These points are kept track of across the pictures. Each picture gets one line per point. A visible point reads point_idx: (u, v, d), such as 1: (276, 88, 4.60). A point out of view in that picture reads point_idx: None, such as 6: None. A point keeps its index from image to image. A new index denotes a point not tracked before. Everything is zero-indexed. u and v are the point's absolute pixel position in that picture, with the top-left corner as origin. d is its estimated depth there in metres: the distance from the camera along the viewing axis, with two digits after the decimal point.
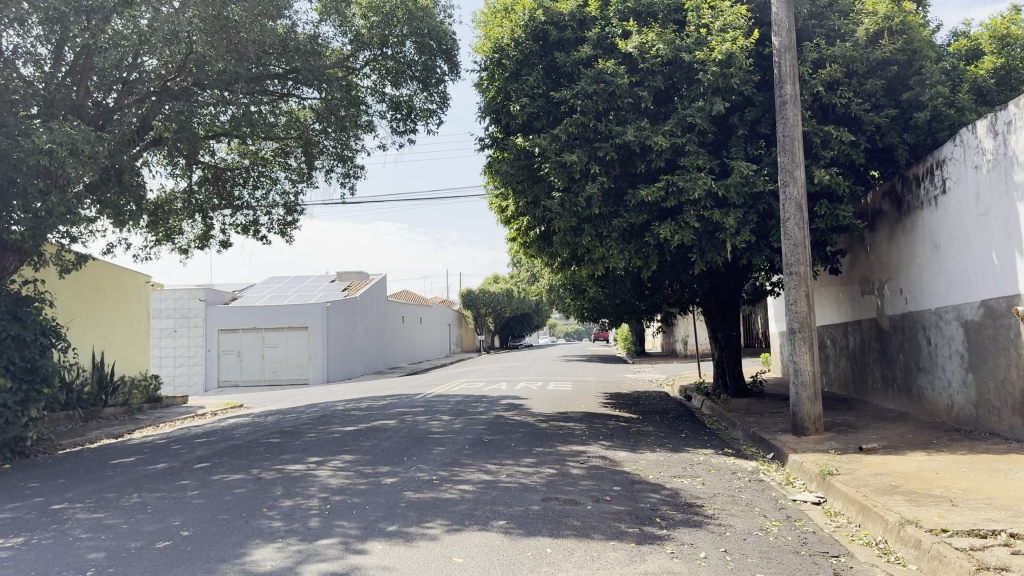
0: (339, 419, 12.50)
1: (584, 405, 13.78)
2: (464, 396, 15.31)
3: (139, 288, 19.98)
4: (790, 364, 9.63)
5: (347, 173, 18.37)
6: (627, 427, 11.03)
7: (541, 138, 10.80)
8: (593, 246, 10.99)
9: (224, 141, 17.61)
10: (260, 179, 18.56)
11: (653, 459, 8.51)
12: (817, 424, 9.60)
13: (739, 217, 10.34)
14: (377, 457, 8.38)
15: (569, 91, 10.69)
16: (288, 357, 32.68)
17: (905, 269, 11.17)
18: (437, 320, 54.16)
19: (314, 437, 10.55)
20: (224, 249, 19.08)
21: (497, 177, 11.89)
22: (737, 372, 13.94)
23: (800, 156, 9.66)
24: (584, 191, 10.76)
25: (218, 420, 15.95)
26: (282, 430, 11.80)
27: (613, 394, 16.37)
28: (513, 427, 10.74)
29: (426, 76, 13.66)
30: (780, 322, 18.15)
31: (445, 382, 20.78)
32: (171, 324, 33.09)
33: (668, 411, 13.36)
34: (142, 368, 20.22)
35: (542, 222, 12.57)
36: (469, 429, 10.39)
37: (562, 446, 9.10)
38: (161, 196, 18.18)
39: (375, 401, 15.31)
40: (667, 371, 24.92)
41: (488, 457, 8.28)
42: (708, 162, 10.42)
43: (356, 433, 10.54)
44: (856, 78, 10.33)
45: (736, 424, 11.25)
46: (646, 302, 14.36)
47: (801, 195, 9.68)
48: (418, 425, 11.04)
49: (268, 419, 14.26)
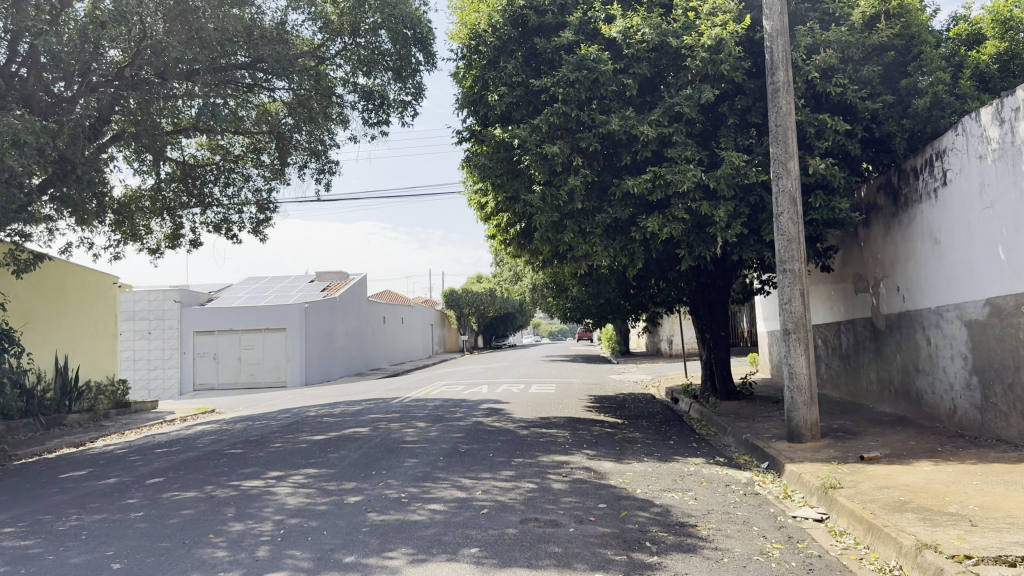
0: (310, 426, 11.84)
1: (568, 410, 13.19)
2: (443, 400, 14.67)
3: (106, 290, 19.19)
4: (784, 366, 9.10)
5: (321, 169, 17.69)
6: (613, 433, 10.46)
7: (520, 129, 10.24)
8: (576, 243, 10.43)
9: (192, 136, 16.93)
10: (231, 176, 17.85)
11: (640, 470, 7.93)
12: (813, 430, 9.05)
13: (730, 211, 9.81)
14: (343, 471, 7.73)
15: (549, 79, 10.11)
16: (265, 360, 31.93)
17: (902, 265, 10.68)
18: (420, 321, 53.49)
19: (280, 447, 9.87)
20: (194, 249, 18.35)
21: (474, 171, 11.31)
22: (726, 373, 13.39)
23: (794, 147, 9.15)
24: (566, 185, 10.20)
25: (186, 427, 15.21)
26: (247, 439, 11.10)
27: (598, 397, 15.80)
28: (492, 435, 10.14)
29: (401, 67, 13.04)
30: (769, 321, 17.69)
31: (426, 385, 20.16)
32: (145, 326, 32.15)
33: (656, 415, 12.79)
34: (109, 373, 19.37)
35: (522, 219, 12.00)
36: (446, 438, 9.78)
37: (543, 456, 8.50)
38: (127, 193, 17.45)
39: (350, 406, 14.65)
40: (653, 372, 24.41)
41: (463, 469, 7.66)
42: (696, 153, 9.88)
43: (325, 442, 9.89)
44: (852, 65, 9.83)
45: (727, 430, 10.70)
46: (631, 301, 13.83)
47: (795, 188, 9.16)
48: (392, 434, 10.41)
49: (236, 426, 13.55)
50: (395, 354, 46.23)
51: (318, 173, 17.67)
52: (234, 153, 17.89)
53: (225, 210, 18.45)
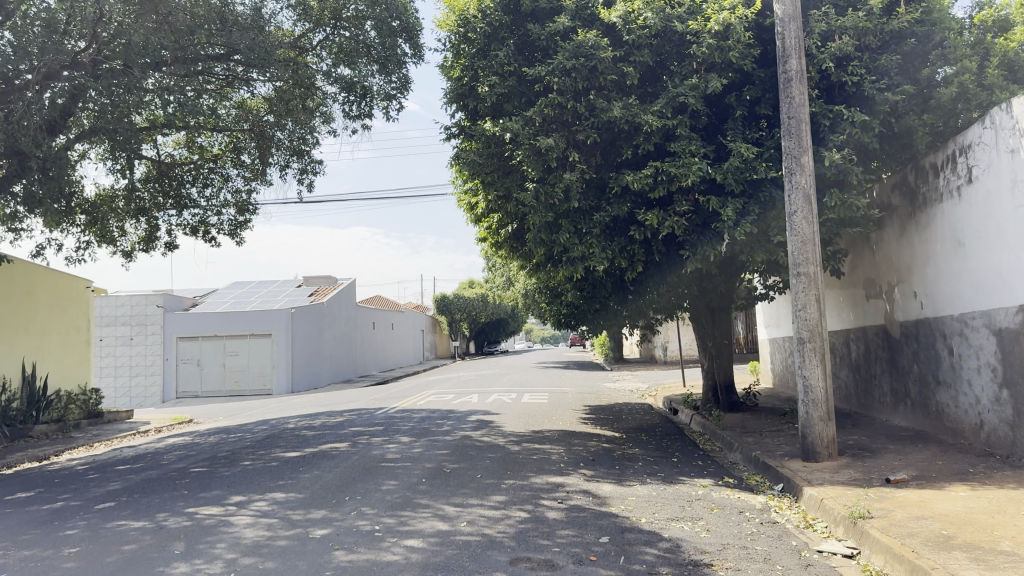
0: (286, 441, 11.02)
1: (562, 422, 12.40)
2: (429, 411, 13.86)
3: (78, 294, 18.33)
4: (798, 379, 8.36)
5: (303, 169, 16.96)
6: (611, 449, 9.69)
7: (512, 121, 9.57)
8: (572, 244, 9.75)
9: (169, 133, 16.18)
10: (209, 175, 17.03)
11: (644, 495, 7.16)
12: (830, 448, 8.30)
13: (738, 208, 9.17)
14: (312, 497, 6.94)
15: (544, 67, 9.37)
16: (250, 366, 31.10)
17: (919, 269, 9.98)
18: (410, 326, 52.60)
19: (249, 465, 9.07)
20: (171, 252, 17.51)
21: (463, 169, 10.58)
22: (728, 383, 12.65)
23: (808, 140, 8.48)
24: (562, 182, 9.56)
25: (159, 439, 14.35)
26: (215, 455, 10.29)
27: (593, 408, 15.03)
28: (481, 451, 9.35)
29: (385, 57, 12.27)
30: (771, 327, 16.99)
31: (414, 394, 19.33)
32: (127, 332, 31.18)
33: (655, 428, 12.03)
34: (82, 381, 18.44)
35: (514, 219, 11.28)
36: (430, 455, 8.99)
37: (536, 477, 7.73)
38: (100, 193, 16.61)
39: (331, 418, 13.82)
40: (649, 380, 23.64)
41: (446, 494, 6.88)
42: (702, 147, 9.25)
43: (298, 460, 9.09)
44: (870, 53, 9.18)
45: (733, 445, 9.99)
46: (628, 307, 13.12)
47: (809, 184, 8.47)
48: (372, 450, 9.60)
49: (209, 439, 12.71)
50: (385, 360, 45.35)
51: (302, 172, 16.94)
52: (214, 151, 17.10)
53: (204, 211, 17.66)
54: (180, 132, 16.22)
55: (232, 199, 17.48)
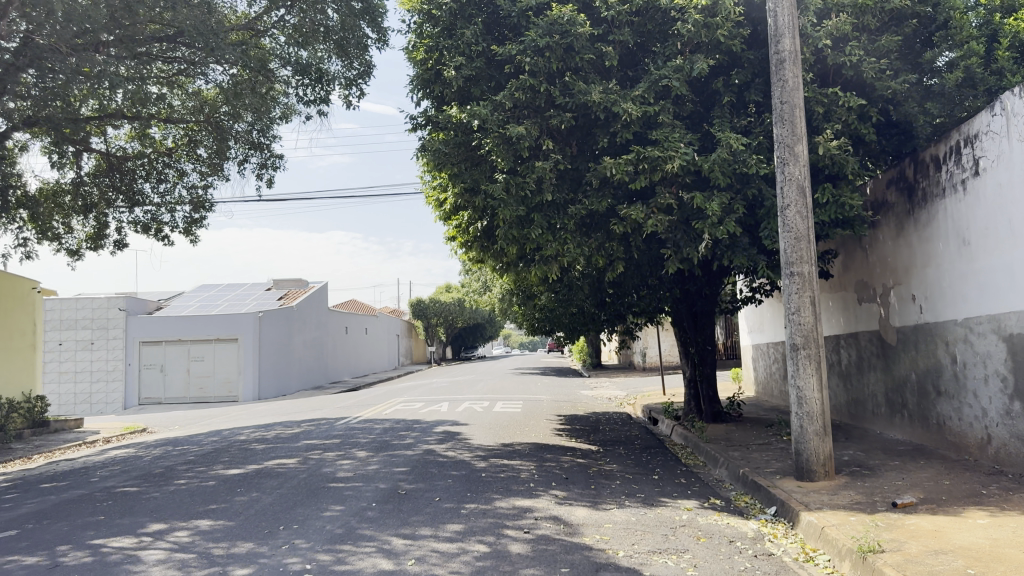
0: (232, 456, 10.06)
1: (534, 434, 11.54)
2: (393, 421, 12.94)
3: (25, 295, 16.89)
4: (791, 390, 7.60)
5: (264, 164, 16.06)
6: (587, 465, 8.85)
7: (480, 106, 8.80)
8: (545, 241, 8.97)
9: (120, 125, 15.17)
10: (163, 170, 16.05)
11: (622, 521, 6.33)
12: (826, 466, 7.53)
13: (725, 204, 8.38)
14: (242, 526, 6.03)
15: (515, 45, 8.65)
16: (216, 372, 29.95)
17: (918, 271, 9.28)
18: (384, 331, 51.58)
19: (183, 485, 8.12)
20: (121, 251, 16.47)
21: (426, 159, 9.73)
22: (712, 393, 11.86)
23: (803, 127, 7.75)
24: (534, 171, 8.79)
25: (102, 451, 13.27)
26: (149, 472, 9.32)
27: (569, 418, 14.18)
28: (443, 468, 8.48)
29: (346, 39, 11.38)
30: (754, 333, 16.32)
31: (384, 402, 18.37)
32: (87, 336, 29.81)
33: (635, 440, 11.21)
34: (27, 388, 16.88)
35: (483, 215, 10.45)
36: (386, 473, 8.10)
37: (500, 500, 6.87)
38: (45, 187, 15.57)
39: (286, 429, 12.86)
40: (627, 387, 22.85)
41: (396, 523, 6.00)
42: (686, 135, 8.51)
43: (237, 479, 8.15)
44: (867, 35, 8.71)
45: (719, 460, 9.19)
46: (606, 311, 12.31)
47: (803, 175, 7.72)
48: (324, 467, 8.69)
49: (151, 452, 11.69)
50: (358, 366, 44.22)
51: (261, 167, 16.08)
52: (168, 144, 16.10)
53: (158, 208, 16.70)
54: (132, 124, 15.24)
55: (187, 194, 16.49)
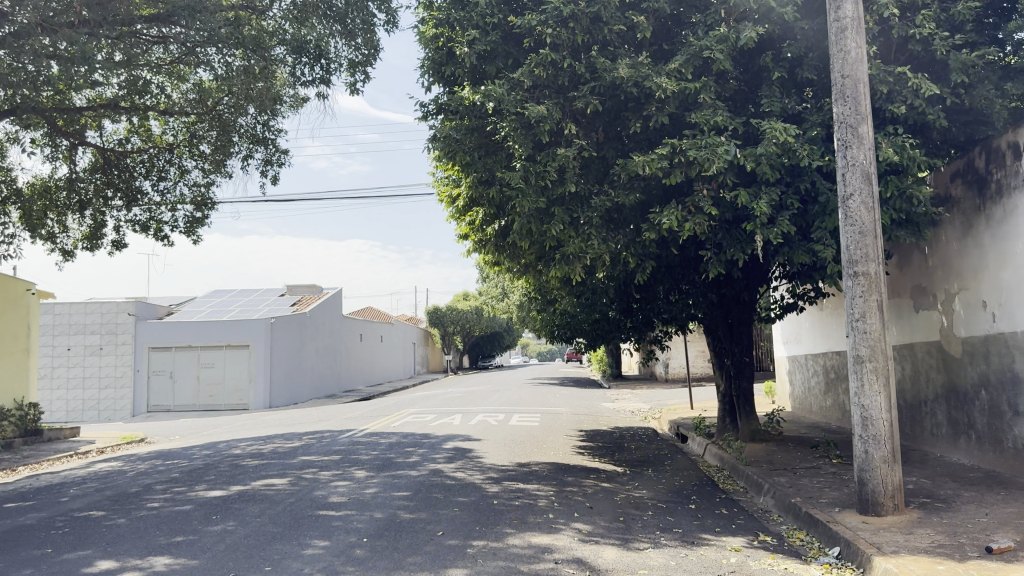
0: (219, 475, 9.11)
1: (555, 452, 10.51)
2: (399, 436, 11.95)
3: (18, 297, 16.01)
4: (853, 409, 6.56)
5: (269, 160, 15.21)
6: (614, 490, 7.82)
7: (496, 85, 7.87)
8: (567, 238, 8.02)
9: (119, 117, 14.43)
10: (163, 167, 15.24)
11: (659, 565, 5.28)
12: (896, 500, 6.42)
13: (775, 200, 7.33)
14: (205, 567, 5.05)
15: (535, 16, 7.74)
16: (226, 379, 29.11)
17: (989, 274, 8.16)
18: (400, 338, 50.71)
19: (153, 512, 7.17)
20: (119, 252, 15.67)
21: (436, 147, 8.80)
22: (750, 409, 10.78)
23: (867, 106, 6.72)
24: (555, 160, 7.83)
25: (89, 463, 12.38)
26: (122, 494, 8.39)
27: (591, 433, 13.14)
28: (451, 492, 7.47)
29: (349, 18, 10.51)
30: (790, 344, 15.23)
31: (394, 413, 17.38)
32: (97, 342, 28.91)
33: (665, 461, 10.17)
34: (19, 394, 15.91)
35: (498, 209, 9.50)
36: (385, 499, 7.11)
37: (513, 536, 5.83)
38: (40, 182, 14.82)
39: (284, 444, 11.91)
40: (651, 399, 21.73)
41: (388, 567, 4.99)
42: (730, 120, 7.43)
43: (215, 504, 7.18)
44: (940, 4, 7.93)
45: (763, 487, 8.12)
46: (633, 317, 11.29)
47: (869, 161, 6.68)
48: (317, 490, 7.71)
49: (136, 468, 10.76)
50: (373, 374, 43.35)
51: (266, 164, 15.27)
52: (169, 139, 15.32)
53: (158, 206, 15.90)
54: (131, 116, 14.47)
55: (189, 192, 15.70)
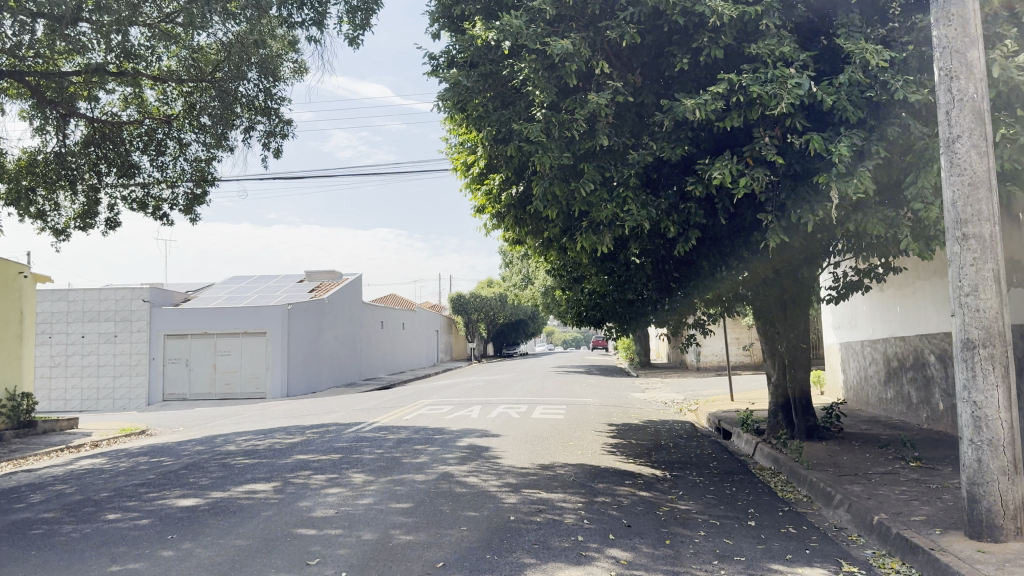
0: (200, 478, 7.96)
1: (585, 451, 9.25)
2: (410, 432, 10.76)
3: (9, 280, 15.04)
4: (960, 406, 5.22)
5: (273, 131, 14.06)
6: (656, 501, 6.54)
7: (511, 18, 6.70)
8: (598, 202, 6.78)
9: (111, 86, 13.36)
10: (162, 141, 14.12)
11: None
12: (1020, 522, 5.08)
13: (858, 146, 6.13)
14: None
15: None
16: (243, 367, 28.12)
17: None
18: (424, 326, 49.77)
19: (104, 525, 5.99)
20: (114, 231, 14.58)
21: (444, 99, 7.55)
22: (808, 403, 9.42)
23: (978, 26, 5.32)
24: (584, 107, 6.55)
25: (74, 460, 11.31)
26: (85, 499, 7.24)
27: (624, 428, 11.85)
28: (460, 504, 6.24)
29: None
30: (843, 329, 13.82)
31: (410, 404, 16.17)
32: (111, 329, 28.02)
33: (711, 462, 8.87)
34: (11, 384, 14.90)
35: (519, 173, 8.23)
36: (380, 515, 5.88)
37: (533, 569, 4.58)
38: (28, 156, 13.75)
39: (283, 440, 10.75)
40: (685, 390, 20.35)
41: None
42: (798, 51, 6.26)
43: (179, 518, 6.01)
44: None
45: (834, 497, 6.82)
46: (673, 296, 10.01)
47: (981, 94, 5.30)
48: (303, 500, 6.51)
49: (117, 466, 9.66)
50: (395, 361, 42.37)
51: (269, 136, 14.13)
52: (167, 111, 14.21)
53: (156, 183, 14.82)
54: (123, 85, 13.41)
55: (189, 167, 14.56)
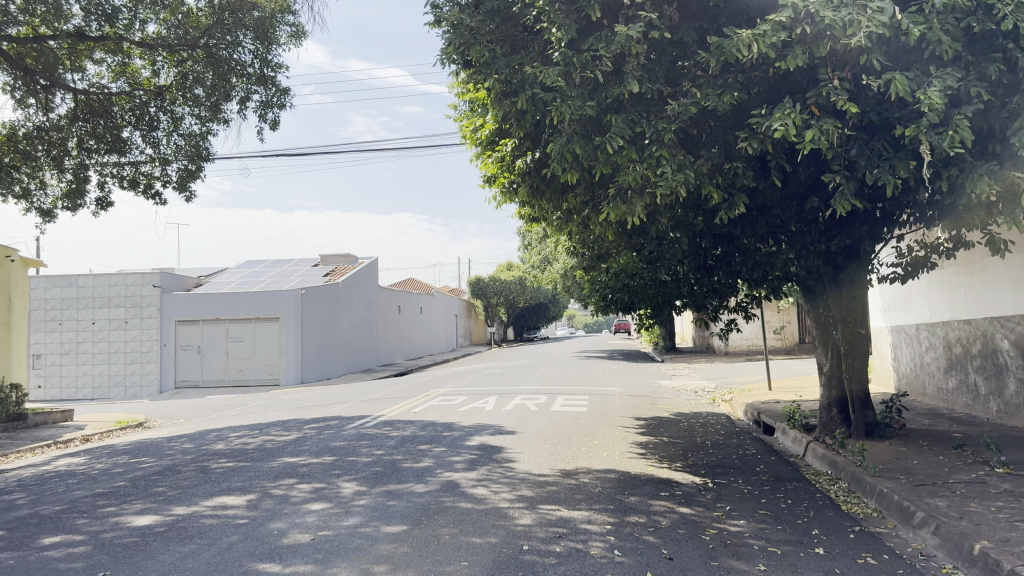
0: (173, 486, 6.93)
1: (613, 453, 8.12)
2: (417, 428, 9.69)
3: None
4: None
5: (271, 102, 12.96)
6: (700, 521, 5.41)
7: None
8: (626, 162, 5.62)
9: (98, 52, 12.40)
10: (153, 116, 12.89)
11: None
12: None
13: (953, 85, 4.91)
14: None
15: None
16: (255, 354, 27.27)
17: None
18: (443, 310, 48.84)
19: (34, 554, 4.96)
20: (105, 212, 13.64)
21: (447, 46, 6.44)
22: (865, 397, 8.20)
23: None
24: (612, 45, 5.43)
25: (54, 459, 10.37)
26: (33, 514, 6.24)
27: (655, 424, 10.70)
28: (462, 528, 5.14)
29: None
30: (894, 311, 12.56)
31: (422, 395, 15.10)
32: (121, 315, 27.26)
33: (759, 465, 7.70)
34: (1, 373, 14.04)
35: (536, 134, 7.11)
36: (363, 543, 4.80)
37: None
38: None
39: (279, 437, 9.72)
40: (715, 376, 19.13)
41: None
42: None
43: (125, 545, 4.97)
44: None
45: (914, 515, 5.64)
46: (711, 278, 8.82)
47: None
48: (278, 520, 5.45)
49: (91, 468, 8.68)
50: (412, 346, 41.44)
51: (265, 108, 13.06)
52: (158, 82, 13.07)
53: (148, 160, 13.82)
54: (112, 53, 12.44)
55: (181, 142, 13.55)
